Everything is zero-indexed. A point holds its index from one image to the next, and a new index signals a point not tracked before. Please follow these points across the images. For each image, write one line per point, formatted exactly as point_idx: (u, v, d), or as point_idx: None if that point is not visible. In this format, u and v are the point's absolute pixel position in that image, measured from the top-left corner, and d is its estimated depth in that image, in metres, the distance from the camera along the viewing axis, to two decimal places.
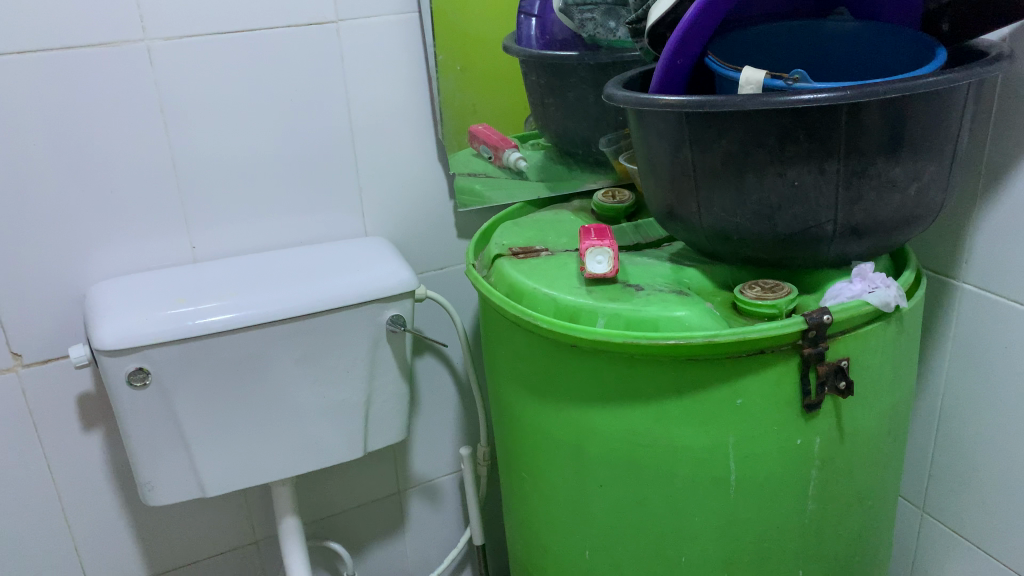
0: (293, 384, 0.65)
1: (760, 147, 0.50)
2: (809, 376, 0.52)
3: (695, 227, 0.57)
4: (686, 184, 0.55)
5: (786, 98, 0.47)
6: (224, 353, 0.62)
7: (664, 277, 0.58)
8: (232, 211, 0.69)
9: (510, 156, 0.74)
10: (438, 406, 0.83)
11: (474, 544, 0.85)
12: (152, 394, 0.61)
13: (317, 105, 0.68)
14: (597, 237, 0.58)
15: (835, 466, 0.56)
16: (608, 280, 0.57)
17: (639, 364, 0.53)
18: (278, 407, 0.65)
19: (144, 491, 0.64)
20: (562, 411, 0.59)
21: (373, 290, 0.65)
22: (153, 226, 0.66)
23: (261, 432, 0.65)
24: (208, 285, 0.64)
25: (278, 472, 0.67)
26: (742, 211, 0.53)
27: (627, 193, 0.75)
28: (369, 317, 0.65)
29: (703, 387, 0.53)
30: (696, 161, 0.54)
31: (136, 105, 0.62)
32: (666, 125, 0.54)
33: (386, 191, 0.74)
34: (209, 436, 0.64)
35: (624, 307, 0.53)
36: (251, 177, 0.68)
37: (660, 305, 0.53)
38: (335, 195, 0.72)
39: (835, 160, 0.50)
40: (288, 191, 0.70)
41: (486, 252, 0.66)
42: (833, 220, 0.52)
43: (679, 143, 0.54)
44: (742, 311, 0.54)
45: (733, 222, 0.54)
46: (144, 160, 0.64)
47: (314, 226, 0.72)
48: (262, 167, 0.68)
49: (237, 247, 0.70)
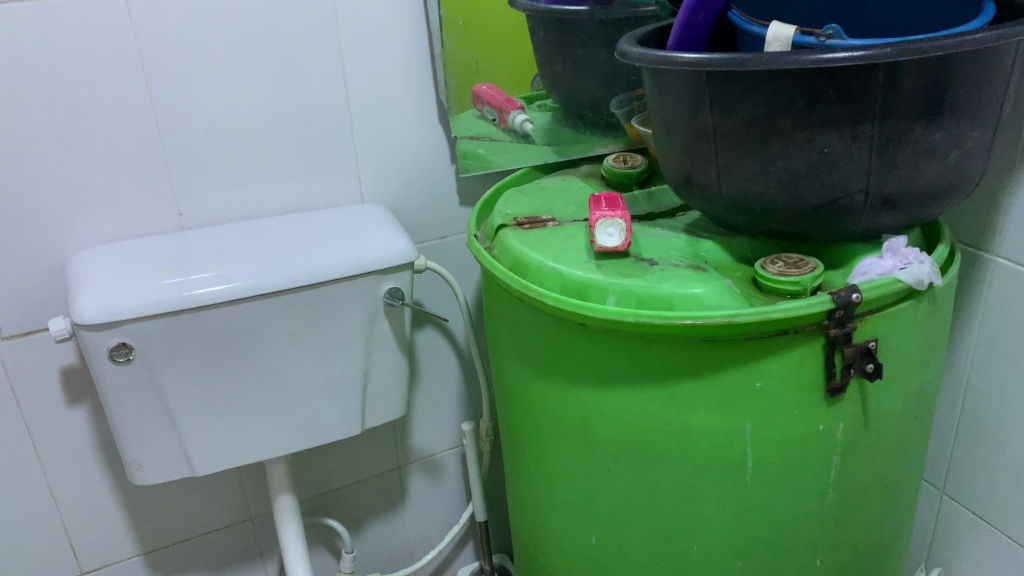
0: (285, 360, 0.62)
1: (788, 111, 0.46)
2: (835, 358, 0.49)
3: (713, 197, 0.53)
4: (705, 151, 0.51)
5: (818, 56, 0.43)
6: (212, 328, 0.58)
7: (679, 250, 0.54)
8: (221, 176, 0.65)
9: (515, 118, 0.71)
10: (440, 380, 0.80)
11: (476, 521, 0.83)
12: (137, 370, 0.57)
13: (309, 63, 0.64)
14: (608, 206, 0.54)
15: (859, 453, 0.52)
16: (619, 254, 0.53)
17: (653, 344, 0.50)
18: (270, 384, 0.62)
19: (131, 470, 0.61)
20: (569, 392, 0.55)
21: (369, 261, 0.61)
22: (137, 191, 0.62)
23: (252, 409, 0.62)
24: (195, 255, 0.60)
25: (271, 450, 0.64)
26: (766, 178, 0.49)
27: (639, 158, 0.71)
28: (366, 290, 0.62)
29: (721, 369, 0.49)
30: (716, 124, 0.50)
31: (115, 62, 0.58)
32: (685, 85, 0.50)
33: (385, 155, 0.70)
34: (198, 413, 0.61)
35: (637, 283, 0.50)
36: (241, 139, 0.64)
37: (676, 281, 0.49)
38: (331, 159, 0.68)
39: (869, 125, 0.45)
40: (280, 155, 0.66)
41: (489, 222, 0.62)
42: (864, 190, 0.48)
43: (699, 105, 0.50)
44: (763, 287, 0.50)
45: (755, 192, 0.50)
46: (125, 121, 0.60)
47: (309, 192, 0.69)
48: (252, 129, 0.64)
49: (227, 215, 0.66)
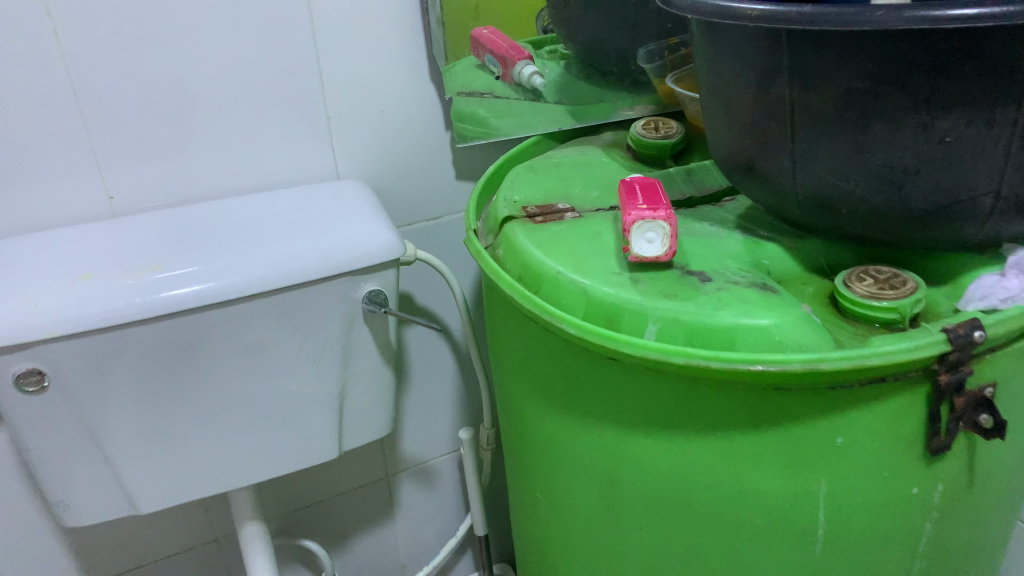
0: (242, 378, 0.51)
1: (901, 86, 0.34)
2: (941, 411, 0.38)
3: (784, 191, 0.41)
4: (778, 132, 0.39)
5: (960, 13, 0.30)
6: (147, 347, 0.47)
7: (734, 258, 0.43)
8: (159, 149, 0.52)
9: (524, 72, 0.58)
10: (434, 379, 0.69)
11: (475, 535, 0.73)
12: (54, 399, 0.46)
13: (268, 7, 0.51)
14: (647, 202, 0.42)
15: (956, 517, 0.42)
16: (660, 265, 0.41)
17: (704, 389, 0.38)
18: (225, 406, 0.51)
19: (59, 510, 0.51)
20: (591, 432, 0.44)
21: (346, 260, 0.49)
22: (54, 171, 0.50)
23: (204, 436, 0.52)
24: (125, 252, 0.48)
25: (230, 481, 0.54)
26: (860, 174, 0.37)
27: (674, 124, 0.58)
28: (342, 294, 0.50)
29: (792, 422, 0.38)
30: (797, 99, 0.37)
31: (11, 9, 0.45)
32: (755, 45, 0.38)
33: (365, 120, 0.58)
34: (136, 444, 0.50)
35: (686, 309, 0.38)
36: (184, 104, 0.52)
37: (736, 307, 0.38)
38: (298, 126, 0.56)
39: (1016, 108, 0.33)
40: (235, 123, 0.54)
41: (493, 210, 0.50)
42: (994, 192, 0.36)
43: (773, 72, 0.37)
44: (847, 313, 0.39)
45: (844, 189, 0.38)
46: (31, 84, 0.47)
47: (273, 166, 0.56)
48: (197, 91, 0.52)
49: (174, 196, 0.54)
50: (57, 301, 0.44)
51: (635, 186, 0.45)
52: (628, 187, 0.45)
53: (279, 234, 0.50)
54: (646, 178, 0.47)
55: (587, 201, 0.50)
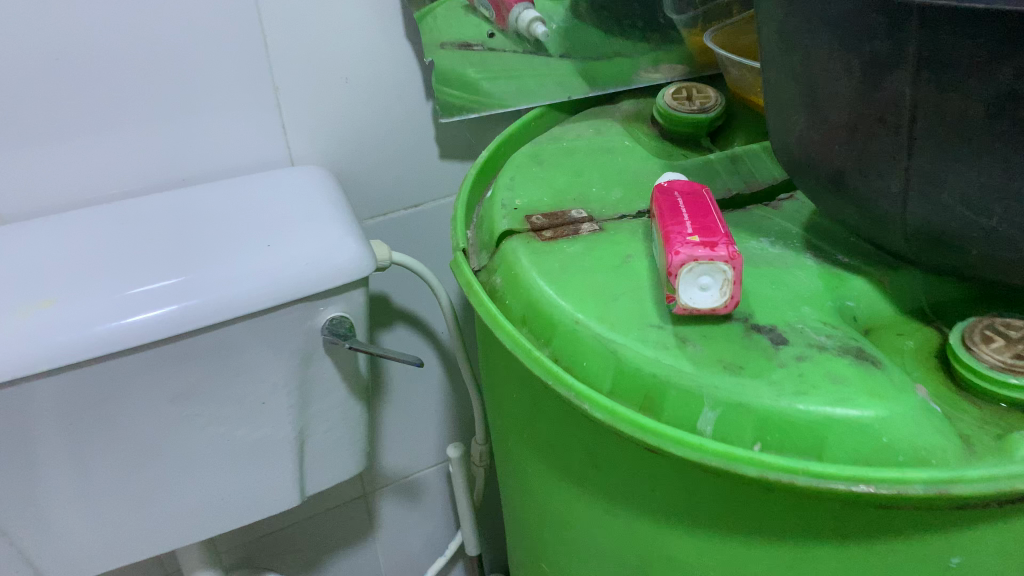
0: (174, 430, 0.40)
1: None
2: None
3: (888, 216, 0.30)
4: (890, 141, 0.28)
5: None
6: (39, 409, 0.36)
7: (810, 302, 0.32)
8: (57, 136, 0.40)
9: (520, 16, 0.46)
10: (417, 388, 0.59)
11: (468, 555, 0.64)
12: None
13: None
14: (698, 226, 0.30)
15: None
16: (715, 319, 0.30)
17: (775, 498, 0.28)
18: (154, 461, 0.41)
19: None
20: (615, 519, 0.34)
21: (302, 283, 0.39)
22: None
23: (130, 497, 0.42)
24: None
25: (168, 543, 0.44)
26: (1010, 212, 0.26)
27: (712, 93, 0.47)
28: (297, 323, 0.40)
29: (896, 543, 0.28)
30: (925, 102, 0.26)
31: None
32: (870, 21, 0.26)
33: (325, 91, 0.46)
34: (43, 514, 0.40)
35: (754, 392, 0.28)
36: (83, 78, 0.39)
37: (824, 391, 0.27)
38: (238, 100, 0.44)
39: None
40: (155, 99, 0.42)
41: (488, 216, 0.39)
42: None
43: (891, 60, 0.26)
44: (972, 388, 0.29)
45: (981, 227, 0.27)
46: None
47: (210, 152, 0.45)
48: (102, 60, 0.39)
49: (84, 192, 0.43)
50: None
51: (678, 198, 0.34)
52: (668, 199, 0.34)
53: (214, 244, 0.39)
54: (692, 185, 0.35)
55: (608, 205, 0.39)
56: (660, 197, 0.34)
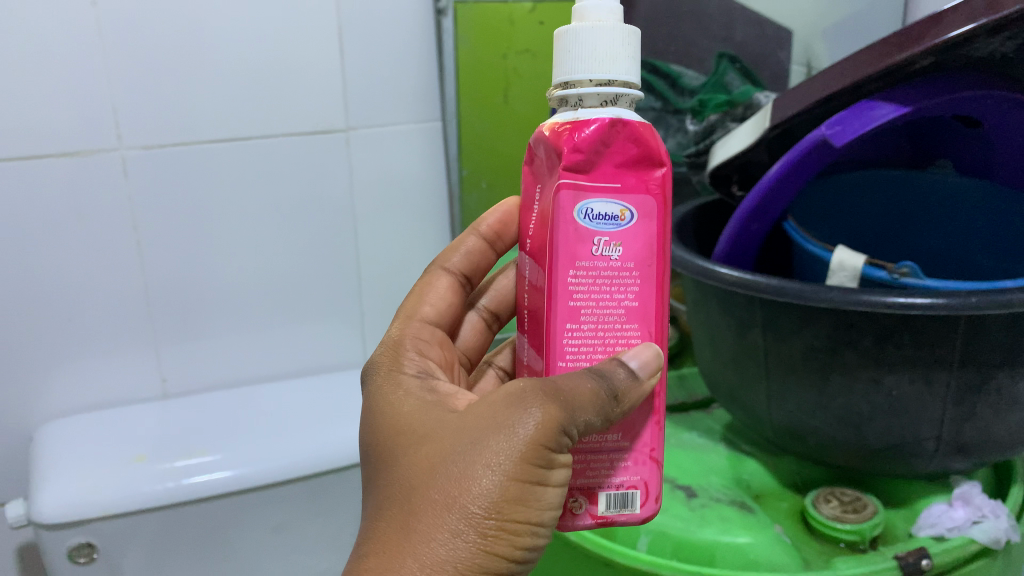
0: (292, 519, 0.94)
1: (847, 348, 0.67)
2: (836, 535, 0.74)
3: (766, 418, 0.78)
4: (753, 378, 0.77)
5: (881, 299, 0.62)
6: (288, 465, 0.91)
7: (710, 496, 0.82)
8: (165, 330, 1.06)
9: None
10: None
11: None
12: (255, 491, 0.90)
13: (373, 201, 1.13)
14: (579, 327, 0.42)
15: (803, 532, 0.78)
16: (612, 272, 0.42)
17: (687, 541, 0.75)
18: (326, 480, 0.94)
19: (241, 522, 0.91)
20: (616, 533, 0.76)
21: (300, 459, 0.92)
22: (283, 285, 1.12)
23: (326, 492, 0.94)
24: (330, 342, 1.18)
25: (330, 495, 0.95)
26: (834, 402, 0.71)
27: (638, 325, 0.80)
28: (290, 494, 0.92)
29: (713, 524, 0.77)
30: (775, 353, 0.73)
31: (279, 200, 1.07)
32: (779, 319, 0.71)
33: (412, 252, 1.19)
34: (292, 482, 0.92)
35: (673, 529, 0.76)
36: (341, 247, 1.13)
37: (719, 529, 0.76)
38: (381, 257, 1.17)
39: (942, 374, 0.65)
40: (356, 254, 1.15)
41: None
42: (929, 437, 0.69)
43: (751, 323, 0.74)
44: (817, 525, 0.75)
45: (808, 416, 0.73)
46: (290, 239, 1.10)
47: (371, 280, 1.17)
48: (256, 239, 1.08)
49: (330, 294, 1.15)
50: (112, 493, 0.84)
51: (576, 178, 0.40)
52: (543, 229, 0.42)
53: (289, 421, 0.98)
54: (581, 132, 0.40)
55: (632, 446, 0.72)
56: (566, 180, 0.40)
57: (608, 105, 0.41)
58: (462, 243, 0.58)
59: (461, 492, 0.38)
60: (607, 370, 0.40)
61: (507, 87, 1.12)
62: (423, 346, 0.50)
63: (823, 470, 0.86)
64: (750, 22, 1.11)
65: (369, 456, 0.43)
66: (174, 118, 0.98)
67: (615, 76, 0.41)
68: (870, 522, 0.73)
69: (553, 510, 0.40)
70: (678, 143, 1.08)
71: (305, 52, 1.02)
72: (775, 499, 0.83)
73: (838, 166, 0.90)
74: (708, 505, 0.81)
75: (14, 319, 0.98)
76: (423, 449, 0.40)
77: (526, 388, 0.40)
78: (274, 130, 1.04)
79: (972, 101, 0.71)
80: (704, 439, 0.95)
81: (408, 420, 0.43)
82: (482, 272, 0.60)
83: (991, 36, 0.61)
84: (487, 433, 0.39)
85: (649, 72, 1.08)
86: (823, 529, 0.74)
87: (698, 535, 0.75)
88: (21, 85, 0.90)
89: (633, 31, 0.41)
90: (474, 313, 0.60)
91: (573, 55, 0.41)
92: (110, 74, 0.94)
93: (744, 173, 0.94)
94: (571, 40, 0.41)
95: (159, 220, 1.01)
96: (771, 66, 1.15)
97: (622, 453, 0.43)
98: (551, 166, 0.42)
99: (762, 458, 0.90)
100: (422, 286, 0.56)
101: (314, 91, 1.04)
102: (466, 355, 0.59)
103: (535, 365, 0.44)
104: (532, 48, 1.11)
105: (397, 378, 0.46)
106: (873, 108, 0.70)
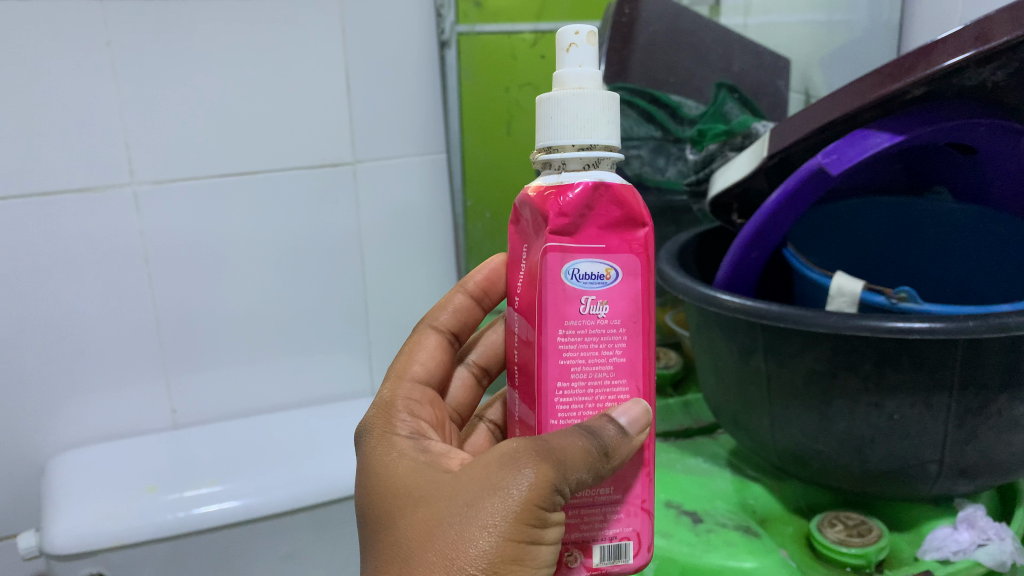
0: (299, 548, 0.94)
1: (847, 373, 0.68)
2: (844, 558, 0.74)
3: (770, 443, 0.79)
4: (756, 403, 0.78)
5: (878, 323, 0.63)
6: (297, 492, 0.92)
7: (716, 521, 0.82)
8: (176, 360, 1.08)
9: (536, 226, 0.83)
10: None
11: None
12: (263, 522, 0.91)
13: (381, 232, 1.15)
14: (569, 383, 0.43)
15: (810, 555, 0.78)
16: (596, 331, 0.43)
17: (692, 565, 0.75)
18: (335, 512, 0.95)
19: (249, 552, 0.92)
20: None
21: (308, 487, 0.93)
22: (292, 315, 1.13)
23: (335, 522, 0.95)
24: (337, 371, 1.19)
25: (338, 524, 0.95)
26: (835, 426, 0.71)
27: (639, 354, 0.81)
28: (298, 525, 0.93)
29: (719, 547, 0.77)
30: (777, 378, 0.74)
31: (286, 231, 1.09)
32: (780, 345, 0.72)
33: (419, 282, 1.20)
34: (300, 510, 0.93)
35: (678, 552, 0.76)
36: (349, 277, 1.15)
37: (726, 552, 0.76)
38: (388, 287, 1.18)
39: (940, 398, 0.66)
40: (364, 282, 1.16)
41: None
42: (930, 459, 0.69)
43: (754, 349, 0.75)
44: (823, 548, 0.75)
45: (810, 440, 0.74)
46: (297, 269, 1.11)
47: (378, 310, 1.19)
48: (266, 269, 1.09)
49: (338, 323, 1.17)
50: (124, 523, 0.86)
51: (562, 239, 0.41)
52: (531, 289, 0.43)
53: (296, 452, 0.99)
54: (566, 196, 0.41)
55: None
56: (553, 243, 0.41)
57: (590, 168, 0.43)
58: (450, 302, 0.60)
59: (459, 554, 0.40)
60: (599, 427, 0.42)
61: (511, 119, 1.14)
62: (415, 405, 0.52)
63: (828, 493, 0.87)
64: (747, 52, 1.17)
65: (365, 520, 0.45)
66: (185, 152, 1.00)
67: (597, 141, 0.42)
68: (876, 546, 0.74)
69: (548, 568, 0.41)
70: (679, 171, 1.09)
71: (314, 85, 1.04)
72: (781, 524, 0.83)
73: (835, 195, 0.90)
74: (713, 530, 0.80)
75: (29, 352, 0.99)
76: (419, 513, 0.42)
77: (519, 448, 0.42)
78: (282, 164, 1.06)
79: (966, 129, 0.72)
80: (709, 464, 0.96)
81: (402, 485, 0.44)
82: (470, 328, 0.61)
83: (980, 65, 0.62)
84: (481, 494, 0.41)
85: (651, 102, 1.08)
86: (828, 552, 0.75)
87: (703, 558, 0.75)
88: (38, 122, 0.93)
89: (612, 97, 0.43)
90: (464, 368, 0.62)
91: (556, 121, 0.42)
92: (124, 113, 0.96)
93: (744, 203, 0.95)
94: (554, 107, 0.42)
95: (169, 253, 1.03)
96: (769, 94, 1.19)
97: (614, 506, 0.44)
98: (537, 229, 0.43)
99: (767, 483, 0.91)
100: (414, 344, 0.58)
101: (323, 122, 1.06)
102: (457, 410, 0.61)
103: (529, 422, 0.45)
104: (533, 80, 1.13)
105: (390, 443, 0.48)
106: (870, 138, 0.70)
